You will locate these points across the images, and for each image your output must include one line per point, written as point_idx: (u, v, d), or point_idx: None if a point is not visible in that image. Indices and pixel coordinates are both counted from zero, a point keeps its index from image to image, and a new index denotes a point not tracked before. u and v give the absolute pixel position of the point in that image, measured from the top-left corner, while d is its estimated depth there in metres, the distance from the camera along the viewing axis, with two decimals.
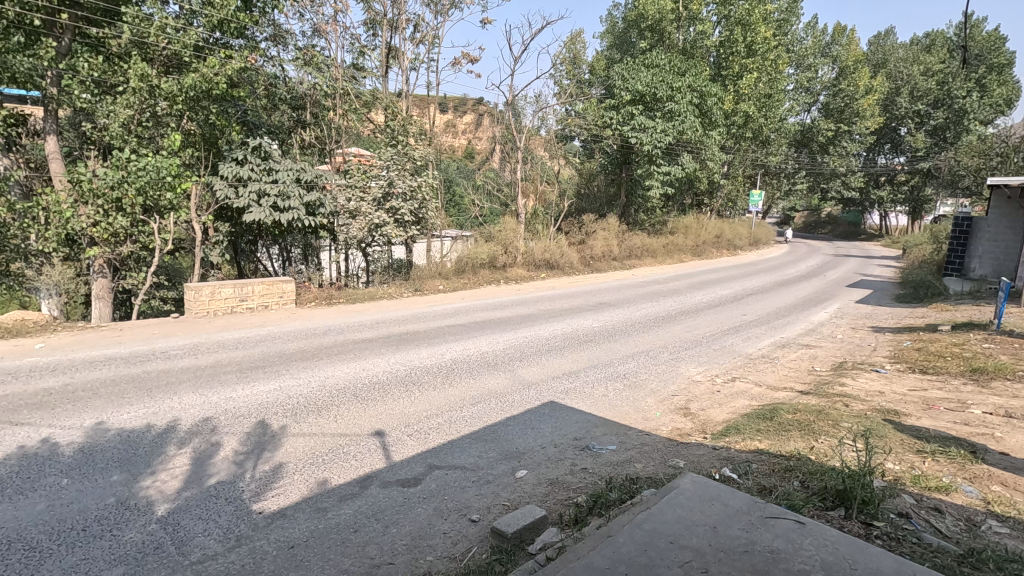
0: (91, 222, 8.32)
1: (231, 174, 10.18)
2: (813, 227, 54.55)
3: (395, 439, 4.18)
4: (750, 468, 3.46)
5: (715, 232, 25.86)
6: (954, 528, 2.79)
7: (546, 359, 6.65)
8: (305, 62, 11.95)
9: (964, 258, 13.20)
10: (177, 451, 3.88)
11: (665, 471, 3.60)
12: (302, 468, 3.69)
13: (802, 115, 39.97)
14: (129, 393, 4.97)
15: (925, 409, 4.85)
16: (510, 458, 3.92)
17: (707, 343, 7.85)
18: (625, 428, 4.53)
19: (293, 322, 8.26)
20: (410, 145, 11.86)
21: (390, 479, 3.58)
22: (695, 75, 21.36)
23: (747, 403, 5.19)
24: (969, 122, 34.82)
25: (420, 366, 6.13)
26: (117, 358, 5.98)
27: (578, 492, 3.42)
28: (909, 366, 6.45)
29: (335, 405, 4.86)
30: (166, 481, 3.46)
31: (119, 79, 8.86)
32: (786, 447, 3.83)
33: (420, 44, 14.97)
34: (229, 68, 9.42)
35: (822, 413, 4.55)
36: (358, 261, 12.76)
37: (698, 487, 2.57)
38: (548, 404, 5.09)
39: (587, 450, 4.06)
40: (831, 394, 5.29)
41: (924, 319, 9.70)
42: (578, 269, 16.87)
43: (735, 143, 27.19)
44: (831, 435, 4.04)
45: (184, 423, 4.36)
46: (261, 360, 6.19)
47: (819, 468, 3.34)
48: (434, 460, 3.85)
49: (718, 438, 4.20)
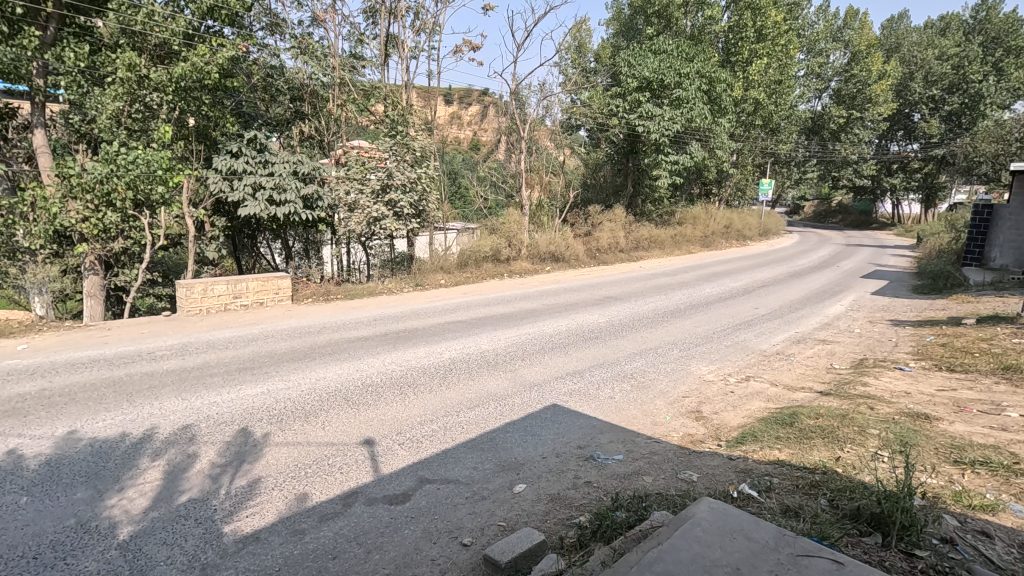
0: (80, 218, 8.06)
1: (226, 166, 9.93)
2: (824, 217, 53.66)
3: (385, 449, 3.90)
4: (771, 483, 3.13)
5: (724, 222, 25.30)
6: (1007, 557, 2.46)
7: (549, 358, 6.32)
8: (301, 51, 11.67)
9: (984, 247, 12.76)
10: (150, 464, 3.61)
11: (677, 486, 3.29)
12: (282, 483, 3.42)
13: (813, 103, 39.17)
14: (107, 398, 4.70)
15: (956, 412, 4.50)
16: (508, 470, 3.62)
17: (718, 338, 7.51)
18: (632, 434, 4.21)
19: (288, 319, 7.98)
20: (409, 135, 11.36)
21: (376, 495, 3.29)
22: (703, 61, 20.81)
23: (764, 406, 4.84)
24: (985, 107, 34.08)
25: (417, 367, 5.82)
26: (100, 361, 5.70)
27: (581, 510, 3.12)
28: (934, 363, 6.07)
29: (324, 410, 4.57)
30: (133, 499, 3.19)
31: (106, 67, 8.51)
32: (809, 459, 3.51)
33: (421, 32, 14.59)
34: (220, 56, 9.04)
35: (846, 418, 4.20)
36: (359, 255, 12.46)
37: (718, 515, 2.26)
38: (550, 407, 4.78)
39: (591, 460, 3.75)
40: (854, 395, 4.95)
41: (945, 312, 9.25)
42: (584, 261, 16.51)
43: (744, 132, 26.47)
44: (858, 443, 3.71)
45: (162, 432, 4.09)
46: (250, 361, 5.90)
47: (848, 485, 3.01)
48: (426, 473, 3.56)
49: (734, 446, 3.87)
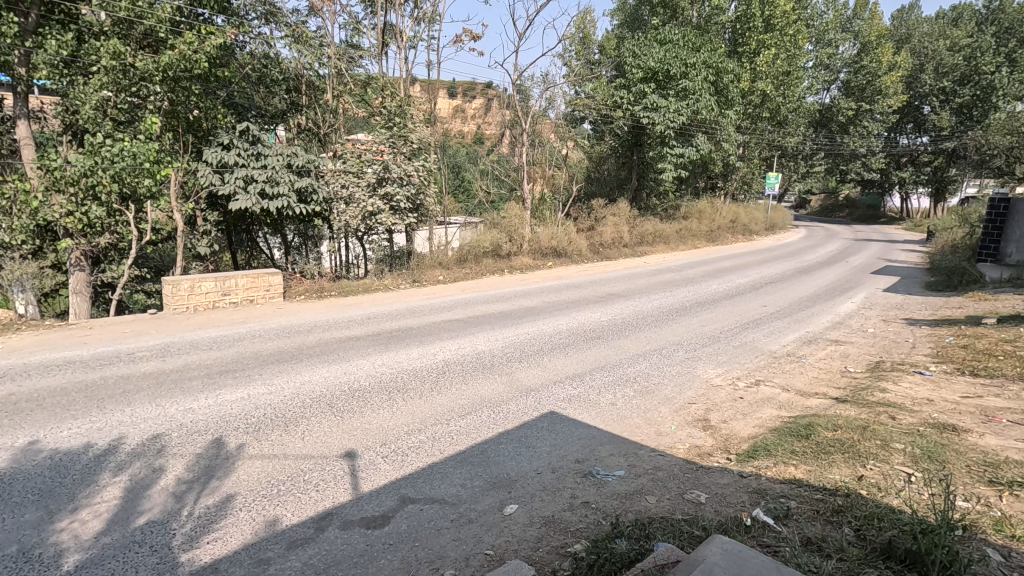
0: (64, 212, 7.79)
1: (216, 159, 9.61)
2: (830, 211, 53.11)
3: (367, 463, 3.61)
4: (789, 509, 2.81)
5: (730, 216, 24.88)
6: None
7: (548, 359, 6.04)
8: (295, 39, 11.30)
9: (1000, 243, 12.15)
10: (110, 480, 3.33)
11: (684, 510, 2.98)
12: (251, 502, 3.13)
13: (822, 94, 38.50)
14: (76, 405, 4.42)
15: (985, 422, 4.17)
16: (499, 488, 3.31)
17: (725, 339, 7.18)
18: (634, 446, 3.90)
19: (277, 318, 7.68)
20: (407, 127, 11.02)
21: (352, 518, 3.00)
22: (711, 51, 20.27)
23: (776, 414, 4.51)
24: (998, 99, 33.36)
25: (409, 370, 5.52)
26: (76, 362, 5.43)
27: (577, 536, 2.81)
28: (957, 367, 5.72)
29: (304, 418, 4.28)
30: (86, 521, 2.91)
31: (90, 56, 8.18)
32: (828, 478, 3.20)
33: (419, 22, 14.21)
34: (208, 45, 8.78)
35: (867, 430, 3.87)
36: (356, 249, 12.16)
37: (732, 560, 1.97)
38: (547, 415, 4.47)
39: (590, 476, 3.44)
40: (872, 403, 4.61)
41: (962, 311, 8.84)
42: (588, 256, 16.12)
43: (751, 124, 25.96)
44: (882, 460, 3.40)
45: (129, 443, 3.82)
46: (233, 363, 5.61)
47: (876, 512, 2.70)
48: (408, 492, 3.26)
49: (745, 462, 3.55)
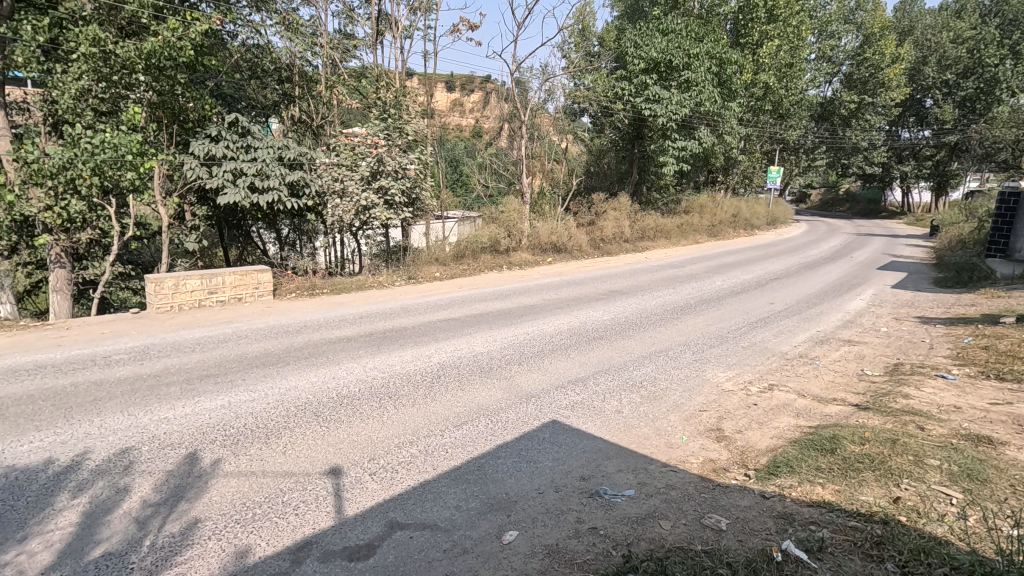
0: (43, 207, 7.41)
1: (203, 152, 9.21)
2: (831, 205, 52.70)
3: (353, 480, 3.30)
4: (822, 540, 2.52)
5: (731, 211, 24.53)
6: None
7: (549, 362, 5.73)
8: (285, 27, 10.91)
9: (1010, 238, 11.71)
10: (68, 503, 3.01)
11: (704, 539, 2.67)
12: (220, 530, 2.81)
13: (823, 87, 38.09)
14: (41, 414, 4.11)
15: (1020, 432, 3.87)
16: (498, 511, 3.01)
17: (734, 339, 6.87)
18: (643, 460, 3.59)
19: (266, 317, 7.34)
20: (401, 118, 10.64)
21: (333, 548, 2.69)
22: (714, 41, 19.88)
23: (793, 423, 4.21)
24: (1002, 92, 33.02)
25: (402, 374, 5.21)
26: (47, 367, 5.11)
27: (584, 570, 2.50)
28: (980, 370, 5.42)
29: (287, 429, 3.98)
30: (35, 553, 2.60)
31: (70, 43, 7.74)
32: (861, 501, 2.90)
33: (415, 11, 13.80)
34: (194, 30, 8.25)
35: (898, 443, 3.56)
36: (352, 245, 11.76)
37: None
38: (549, 425, 4.16)
39: (597, 497, 3.13)
40: (897, 411, 4.30)
41: (976, 309, 8.54)
42: (587, 251, 15.77)
43: (753, 117, 25.56)
44: (917, 478, 3.10)
45: (95, 457, 3.51)
46: (216, 367, 5.28)
47: (923, 547, 2.41)
48: (397, 516, 2.96)
49: (766, 480, 3.24)
